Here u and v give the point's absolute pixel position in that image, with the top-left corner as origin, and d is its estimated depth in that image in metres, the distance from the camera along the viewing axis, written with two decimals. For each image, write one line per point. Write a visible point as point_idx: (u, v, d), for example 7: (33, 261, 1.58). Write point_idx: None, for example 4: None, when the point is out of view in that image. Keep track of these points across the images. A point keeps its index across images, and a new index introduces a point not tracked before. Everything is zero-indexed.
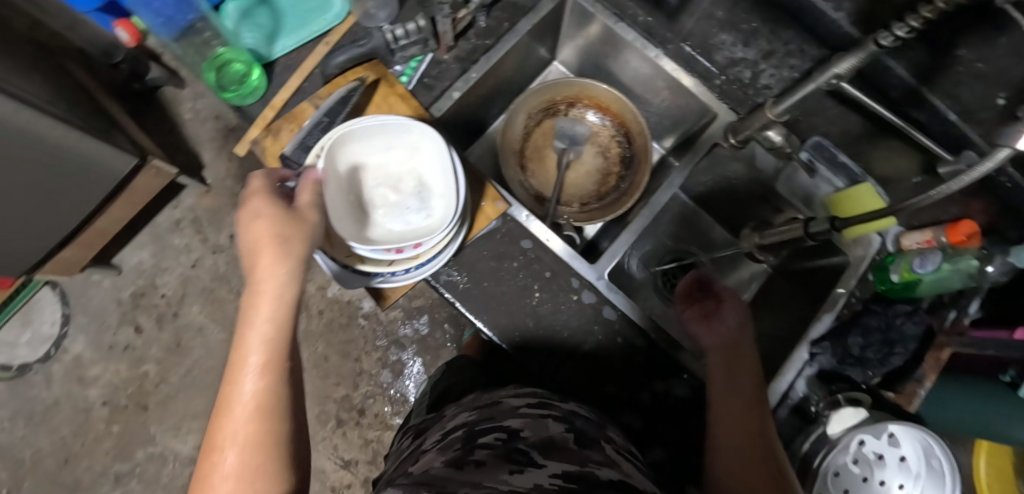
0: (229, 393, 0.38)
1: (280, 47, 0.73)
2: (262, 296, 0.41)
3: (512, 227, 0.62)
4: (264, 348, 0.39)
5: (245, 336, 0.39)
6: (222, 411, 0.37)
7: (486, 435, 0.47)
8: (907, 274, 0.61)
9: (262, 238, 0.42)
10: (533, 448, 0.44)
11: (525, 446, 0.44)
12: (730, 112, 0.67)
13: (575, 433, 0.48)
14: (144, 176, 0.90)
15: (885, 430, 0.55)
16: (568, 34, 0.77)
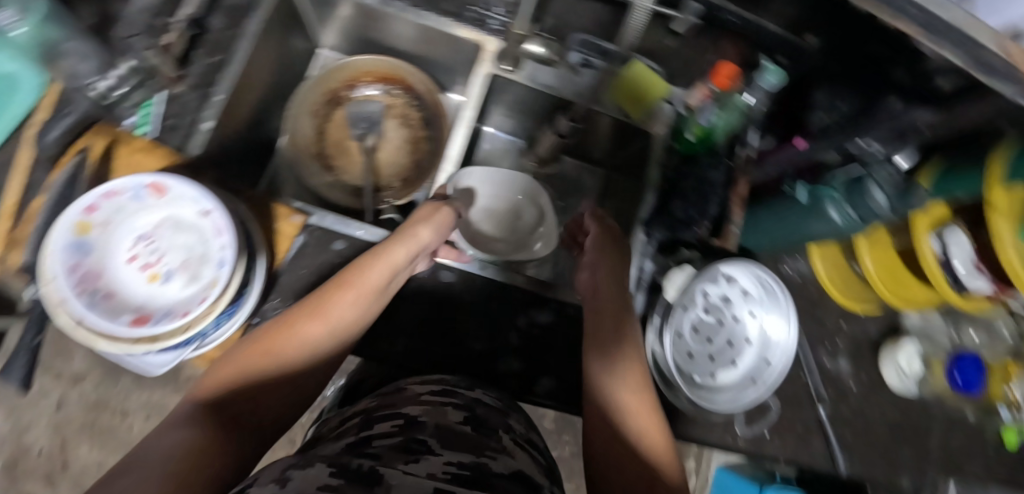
0: (250, 363, 0.48)
1: None
2: (327, 310, 0.51)
3: (319, 233, 0.60)
4: (347, 325, 0.52)
5: (318, 324, 0.50)
6: (193, 429, 0.43)
7: (383, 423, 0.48)
8: (699, 129, 0.65)
9: (368, 282, 0.52)
10: (430, 439, 0.44)
11: (420, 436, 0.44)
12: (493, 37, 0.68)
13: (473, 423, 0.49)
14: None
15: (718, 272, 0.61)
16: (318, 18, 0.73)
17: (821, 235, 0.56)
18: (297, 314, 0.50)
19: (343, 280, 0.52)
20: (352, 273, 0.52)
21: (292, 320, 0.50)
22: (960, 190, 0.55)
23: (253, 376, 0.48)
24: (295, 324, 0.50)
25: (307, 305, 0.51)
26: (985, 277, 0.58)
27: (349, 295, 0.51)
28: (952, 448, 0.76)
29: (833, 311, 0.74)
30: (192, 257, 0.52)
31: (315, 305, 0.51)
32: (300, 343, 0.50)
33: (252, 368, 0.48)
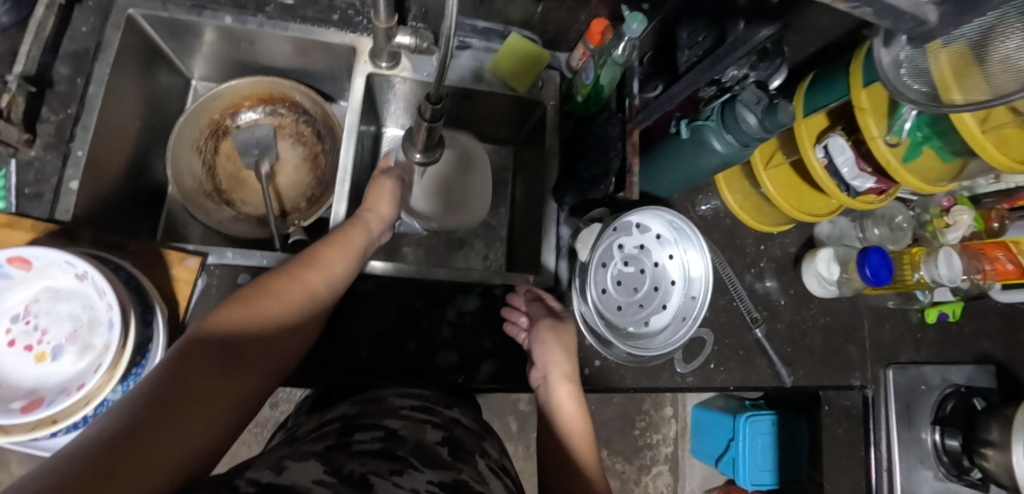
0: (242, 320, 0.42)
1: None
2: (318, 270, 0.49)
3: (220, 270, 0.58)
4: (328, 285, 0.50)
5: (313, 282, 0.49)
6: (202, 399, 0.35)
7: (363, 432, 0.42)
8: (586, 89, 0.66)
9: (353, 237, 0.56)
10: (411, 454, 0.40)
11: (404, 449, 0.40)
12: (364, 36, 0.66)
13: (451, 443, 0.45)
14: None
15: (631, 224, 0.62)
16: (179, 50, 0.70)
17: (713, 169, 0.58)
18: (284, 272, 0.48)
19: (332, 247, 0.53)
20: (336, 242, 0.54)
21: (281, 276, 0.47)
22: (834, 98, 0.60)
23: (245, 332, 0.42)
24: (278, 283, 0.46)
25: (298, 265, 0.49)
26: (870, 176, 0.62)
27: (340, 255, 0.53)
28: (880, 336, 0.82)
29: (750, 237, 0.78)
30: (83, 325, 0.49)
31: (300, 263, 0.49)
32: (298, 294, 0.47)
33: (247, 320, 0.42)
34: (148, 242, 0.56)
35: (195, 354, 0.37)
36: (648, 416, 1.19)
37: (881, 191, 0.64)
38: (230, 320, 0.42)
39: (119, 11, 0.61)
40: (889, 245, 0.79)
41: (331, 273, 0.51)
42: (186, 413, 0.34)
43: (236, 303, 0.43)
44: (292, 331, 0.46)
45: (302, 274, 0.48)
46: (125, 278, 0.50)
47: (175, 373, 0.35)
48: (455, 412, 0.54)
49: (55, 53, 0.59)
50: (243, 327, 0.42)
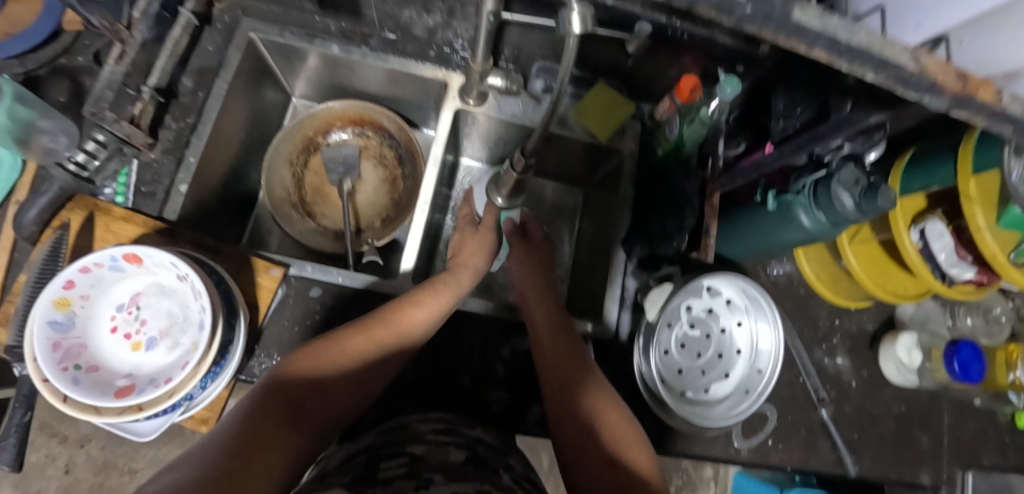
0: (329, 358, 0.49)
1: None
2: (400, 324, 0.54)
3: (298, 283, 0.60)
4: (420, 327, 0.55)
5: (405, 323, 0.54)
6: (271, 430, 0.41)
7: (389, 459, 0.43)
8: (668, 143, 0.67)
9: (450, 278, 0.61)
10: (436, 473, 0.42)
11: (429, 470, 0.42)
12: (456, 72, 0.69)
13: (475, 462, 0.45)
14: None
15: (702, 286, 0.60)
16: (286, 70, 0.75)
17: (795, 243, 0.56)
18: (373, 321, 0.53)
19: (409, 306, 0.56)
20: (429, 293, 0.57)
21: (364, 326, 0.52)
22: (936, 181, 0.56)
23: (327, 371, 0.48)
24: (353, 335, 0.51)
25: (390, 310, 0.54)
26: (970, 265, 0.58)
27: (424, 311, 0.56)
28: (962, 435, 0.74)
29: (825, 309, 0.74)
30: (175, 316, 0.54)
31: (395, 309, 0.55)
32: (388, 334, 0.53)
33: (329, 358, 0.49)
34: (239, 248, 0.60)
35: (279, 390, 0.44)
36: (686, 473, 1.09)
37: (980, 282, 0.59)
38: (321, 359, 0.48)
39: (242, 34, 0.67)
40: (982, 338, 0.73)
41: (426, 320, 0.56)
42: (251, 456, 0.38)
43: (333, 341, 0.50)
44: (370, 358, 0.51)
45: (395, 318, 0.54)
46: (219, 283, 0.53)
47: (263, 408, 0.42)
48: (478, 430, 0.52)
49: (183, 67, 0.66)
50: (330, 365, 0.48)
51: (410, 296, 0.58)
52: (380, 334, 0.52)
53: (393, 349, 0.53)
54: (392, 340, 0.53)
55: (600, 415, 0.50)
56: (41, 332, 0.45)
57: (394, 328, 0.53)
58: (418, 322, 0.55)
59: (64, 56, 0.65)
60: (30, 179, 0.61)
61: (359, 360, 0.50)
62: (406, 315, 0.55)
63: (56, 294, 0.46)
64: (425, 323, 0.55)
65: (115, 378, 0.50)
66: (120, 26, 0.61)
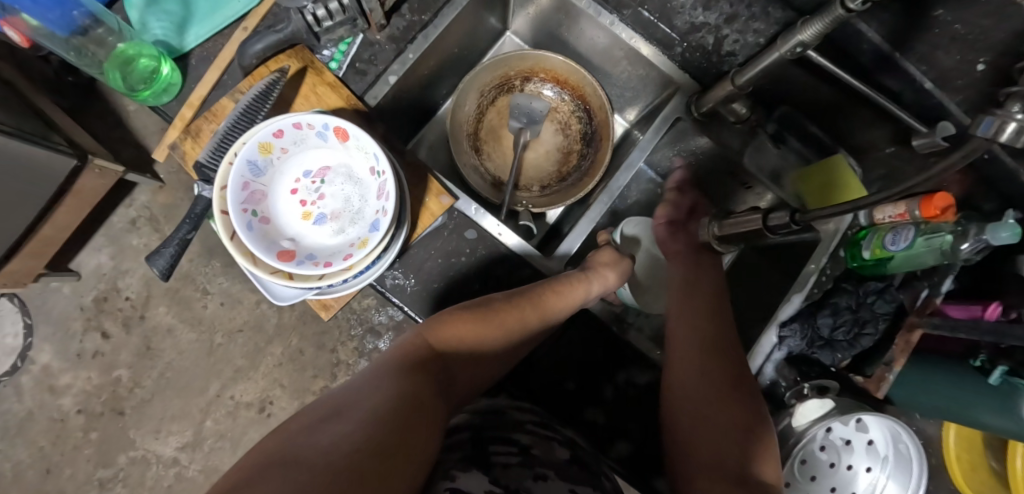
0: (463, 331, 0.45)
1: (194, 35, 0.67)
2: (533, 313, 0.49)
3: (460, 218, 0.58)
4: (542, 322, 0.50)
5: (533, 315, 0.49)
6: (408, 422, 0.32)
7: (499, 444, 0.41)
8: (879, 251, 0.59)
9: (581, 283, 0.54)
10: (549, 469, 0.39)
11: (540, 464, 0.40)
12: (689, 82, 0.64)
13: (580, 463, 0.43)
14: (96, 179, 0.76)
15: (854, 417, 0.54)
16: (519, 4, 0.72)
17: (999, 430, 0.47)
18: (496, 306, 0.48)
19: (546, 294, 0.51)
20: (552, 293, 0.51)
21: (502, 304, 0.48)
22: None
23: (455, 339, 0.44)
24: (490, 315, 0.47)
25: (518, 300, 0.49)
26: None
27: (558, 304, 0.51)
28: None
29: (948, 491, 0.66)
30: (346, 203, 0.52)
31: (528, 295, 0.50)
32: (513, 323, 0.48)
33: (465, 337, 0.45)
34: (420, 160, 0.59)
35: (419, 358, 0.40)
36: None
37: None
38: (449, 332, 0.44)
39: None
40: None
41: (553, 318, 0.50)
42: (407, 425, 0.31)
43: (458, 318, 0.45)
44: (502, 340, 0.47)
45: (528, 305, 0.49)
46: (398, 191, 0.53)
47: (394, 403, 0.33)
48: (570, 431, 0.50)
49: None
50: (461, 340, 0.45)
51: (543, 286, 0.52)
52: (511, 320, 0.48)
53: (520, 337, 0.49)
54: (518, 328, 0.48)
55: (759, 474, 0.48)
56: (240, 164, 0.47)
57: (522, 316, 0.48)
58: (544, 319, 0.50)
59: None
60: (263, 11, 0.65)
61: (488, 342, 0.46)
62: (538, 305, 0.50)
63: (266, 141, 0.48)
64: (551, 318, 0.50)
65: (280, 237, 0.51)
66: None
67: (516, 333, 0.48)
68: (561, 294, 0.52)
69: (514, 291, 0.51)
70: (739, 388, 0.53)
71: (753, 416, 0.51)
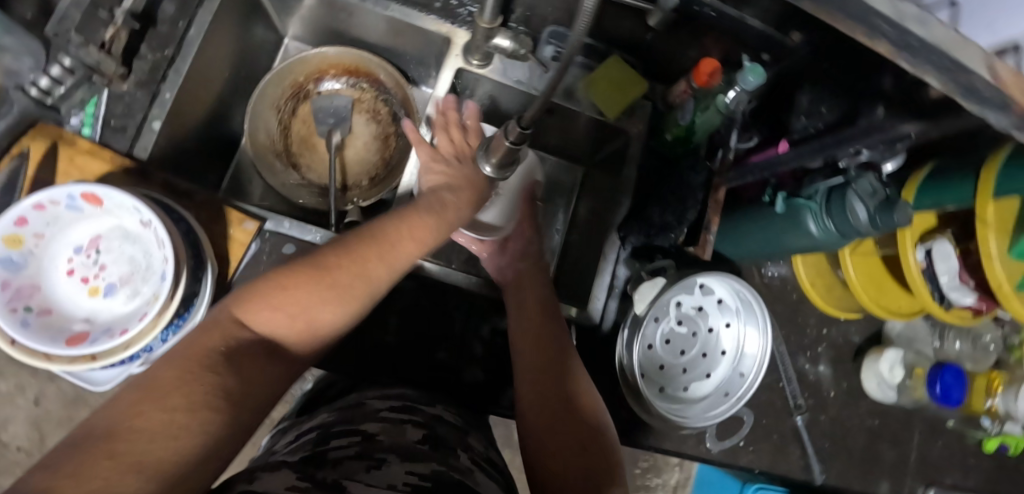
0: (287, 312, 0.39)
1: None
2: (382, 257, 0.43)
3: (274, 239, 0.58)
4: (401, 266, 0.44)
5: (386, 260, 0.43)
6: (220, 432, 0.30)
7: (339, 438, 0.41)
8: (678, 128, 0.62)
9: (439, 218, 0.49)
10: (390, 454, 0.38)
11: (381, 450, 0.39)
12: (461, 29, 0.64)
13: (432, 441, 0.43)
14: None
15: (695, 283, 0.58)
16: (279, 8, 0.69)
17: (800, 248, 0.53)
18: (337, 262, 0.41)
19: (402, 232, 0.45)
20: (392, 230, 0.45)
21: (342, 256, 0.41)
22: (951, 202, 0.53)
23: (278, 321, 0.38)
24: (326, 269, 0.40)
25: (362, 247, 0.42)
26: (971, 290, 0.56)
27: (412, 244, 0.45)
28: (928, 454, 0.75)
29: (814, 317, 0.73)
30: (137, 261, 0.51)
31: (373, 240, 0.43)
32: (358, 279, 0.41)
33: (292, 308, 0.39)
34: (214, 196, 0.56)
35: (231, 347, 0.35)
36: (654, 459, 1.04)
37: (978, 309, 0.58)
38: (263, 308, 0.38)
39: None
40: (966, 363, 0.72)
41: (408, 257, 0.45)
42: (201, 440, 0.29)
43: (286, 283, 0.39)
44: (347, 297, 0.41)
45: (375, 250, 0.43)
46: (186, 230, 0.50)
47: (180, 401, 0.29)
48: (439, 408, 0.51)
49: None
50: (286, 320, 0.39)
51: (394, 222, 0.45)
52: (358, 277, 0.41)
53: (371, 288, 0.42)
54: (368, 284, 0.42)
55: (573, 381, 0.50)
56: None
57: (372, 266, 0.42)
58: (400, 261, 0.44)
59: None
60: None
61: (329, 309, 0.40)
62: (389, 246, 0.43)
63: (12, 231, 0.44)
64: (409, 260, 0.45)
65: (68, 322, 0.47)
66: None
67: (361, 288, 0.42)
68: (418, 231, 0.46)
69: (362, 234, 0.44)
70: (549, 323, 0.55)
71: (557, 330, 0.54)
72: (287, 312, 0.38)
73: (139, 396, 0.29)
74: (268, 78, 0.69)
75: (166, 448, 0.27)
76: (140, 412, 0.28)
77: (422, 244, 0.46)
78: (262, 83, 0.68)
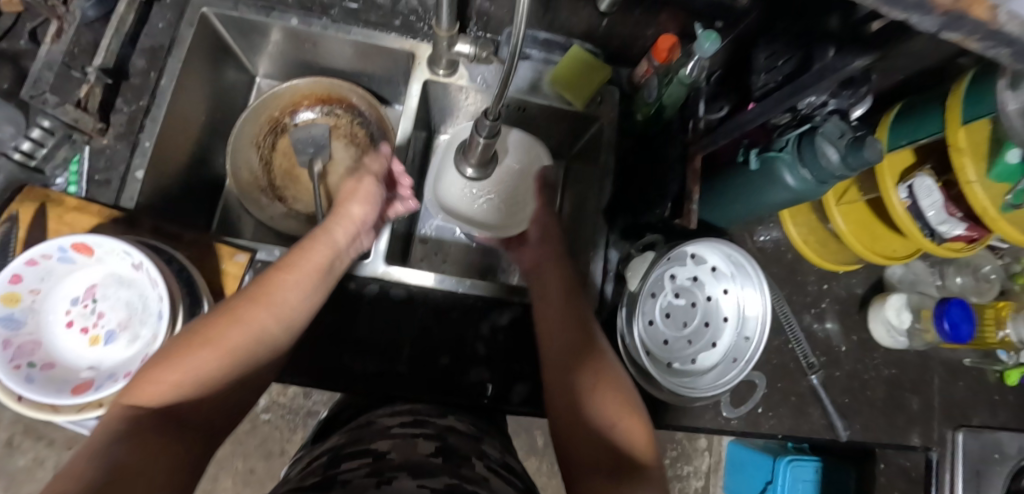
0: (173, 378, 0.38)
1: None
2: (267, 302, 0.45)
3: (265, 268, 0.60)
4: (297, 297, 0.47)
5: (280, 298, 0.46)
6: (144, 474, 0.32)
7: (351, 460, 0.39)
8: (647, 108, 0.63)
9: (318, 249, 0.51)
10: (401, 471, 0.37)
11: (392, 468, 0.37)
12: (423, 42, 0.66)
13: (444, 453, 0.41)
14: None
15: (685, 253, 0.58)
16: (247, 48, 0.72)
17: (782, 203, 0.53)
18: (222, 316, 0.43)
19: (279, 275, 0.48)
20: (286, 263, 0.49)
21: (226, 316, 0.43)
22: (922, 136, 0.54)
23: (169, 386, 0.38)
24: (214, 325, 0.42)
25: (243, 301, 0.45)
26: (960, 221, 0.56)
27: (296, 280, 0.48)
28: (952, 395, 0.74)
29: (813, 274, 0.73)
30: (133, 305, 0.51)
31: (262, 289, 0.46)
32: (249, 325, 0.43)
33: (179, 377, 0.39)
34: (203, 234, 0.57)
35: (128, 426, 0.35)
36: (681, 444, 1.00)
37: (972, 238, 0.58)
38: (155, 385, 0.38)
39: (194, 9, 0.63)
40: (972, 297, 0.72)
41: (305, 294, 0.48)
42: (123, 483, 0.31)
43: (169, 358, 0.39)
44: (248, 338, 0.43)
45: (267, 291, 0.46)
46: (178, 269, 0.51)
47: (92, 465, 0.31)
48: (453, 420, 0.50)
49: (133, 46, 0.62)
50: (180, 385, 0.38)
51: (272, 272, 0.48)
52: (261, 318, 0.44)
53: (277, 318, 0.45)
54: (264, 324, 0.44)
55: (593, 381, 0.48)
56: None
57: (276, 302, 0.46)
58: (303, 297, 0.48)
59: (5, 39, 0.62)
60: None
61: (230, 355, 0.41)
62: (271, 291, 0.46)
63: (9, 290, 0.45)
64: (304, 292, 0.48)
65: (73, 373, 0.48)
66: (54, 2, 0.57)
67: (270, 321, 0.45)
68: (310, 266, 0.50)
69: (253, 289, 0.46)
70: (580, 322, 0.53)
71: (579, 319, 0.54)
72: (185, 367, 0.39)
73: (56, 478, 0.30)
74: (245, 115, 0.70)
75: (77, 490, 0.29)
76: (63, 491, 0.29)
77: (314, 282, 0.49)
78: (239, 122, 0.69)
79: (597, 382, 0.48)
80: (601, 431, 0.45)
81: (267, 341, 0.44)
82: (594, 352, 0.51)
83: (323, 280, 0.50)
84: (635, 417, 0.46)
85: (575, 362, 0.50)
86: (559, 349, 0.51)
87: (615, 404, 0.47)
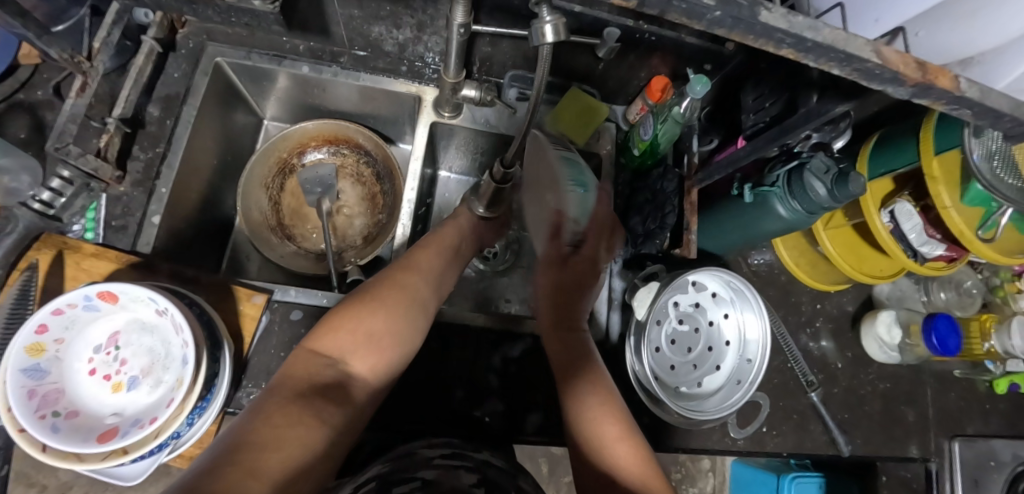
0: (348, 334, 0.48)
1: None
2: (401, 288, 0.54)
3: (280, 307, 0.61)
4: (425, 288, 0.56)
5: (409, 283, 0.55)
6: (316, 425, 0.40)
7: None
8: (642, 144, 0.66)
9: (439, 241, 0.61)
10: None
11: None
12: (429, 86, 0.69)
13: None
14: None
15: (687, 281, 0.61)
16: (256, 93, 0.75)
17: (775, 232, 0.57)
18: (372, 299, 0.52)
19: (406, 272, 0.56)
20: (410, 268, 0.56)
21: (373, 302, 0.51)
22: (899, 165, 0.58)
23: (352, 347, 0.48)
24: (370, 304, 0.51)
25: (394, 283, 0.54)
26: (940, 243, 0.60)
27: (420, 279, 0.56)
28: (945, 406, 0.77)
29: (806, 294, 0.76)
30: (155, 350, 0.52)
31: (390, 280, 0.55)
32: (398, 301, 0.52)
33: (350, 341, 0.48)
34: (220, 276, 0.59)
35: (307, 375, 0.44)
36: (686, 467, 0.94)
37: (950, 257, 0.62)
38: (342, 334, 0.48)
39: (209, 59, 0.66)
40: (955, 310, 0.76)
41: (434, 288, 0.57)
42: (286, 432, 0.37)
43: (349, 330, 0.48)
44: (394, 314, 0.51)
45: (399, 279, 0.55)
46: (199, 313, 0.52)
47: (284, 412, 0.39)
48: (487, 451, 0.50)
49: (150, 95, 0.64)
50: (351, 344, 0.48)
51: (401, 262, 0.57)
52: (399, 302, 0.52)
53: (416, 305, 0.54)
54: (411, 306, 0.53)
55: (595, 410, 0.52)
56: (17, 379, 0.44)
57: (409, 292, 0.54)
58: (430, 289, 0.56)
59: (21, 90, 0.64)
60: None
61: (386, 335, 0.50)
62: (403, 281, 0.55)
63: (36, 341, 0.46)
64: (434, 283, 0.57)
65: (97, 420, 0.49)
66: (81, 58, 0.58)
67: (410, 307, 0.53)
68: (436, 261, 0.59)
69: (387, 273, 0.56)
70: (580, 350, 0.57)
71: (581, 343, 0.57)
72: (364, 337, 0.49)
73: (260, 418, 0.37)
74: (254, 158, 0.72)
75: (281, 432, 0.37)
76: (276, 435, 0.36)
77: (436, 273, 0.58)
78: (249, 165, 0.71)
79: (603, 407, 0.53)
80: (604, 457, 0.50)
81: (418, 313, 0.53)
82: (597, 381, 0.55)
83: (445, 272, 0.59)
84: (634, 445, 0.51)
85: (583, 387, 0.54)
86: (572, 367, 0.55)
87: (615, 434, 0.51)
